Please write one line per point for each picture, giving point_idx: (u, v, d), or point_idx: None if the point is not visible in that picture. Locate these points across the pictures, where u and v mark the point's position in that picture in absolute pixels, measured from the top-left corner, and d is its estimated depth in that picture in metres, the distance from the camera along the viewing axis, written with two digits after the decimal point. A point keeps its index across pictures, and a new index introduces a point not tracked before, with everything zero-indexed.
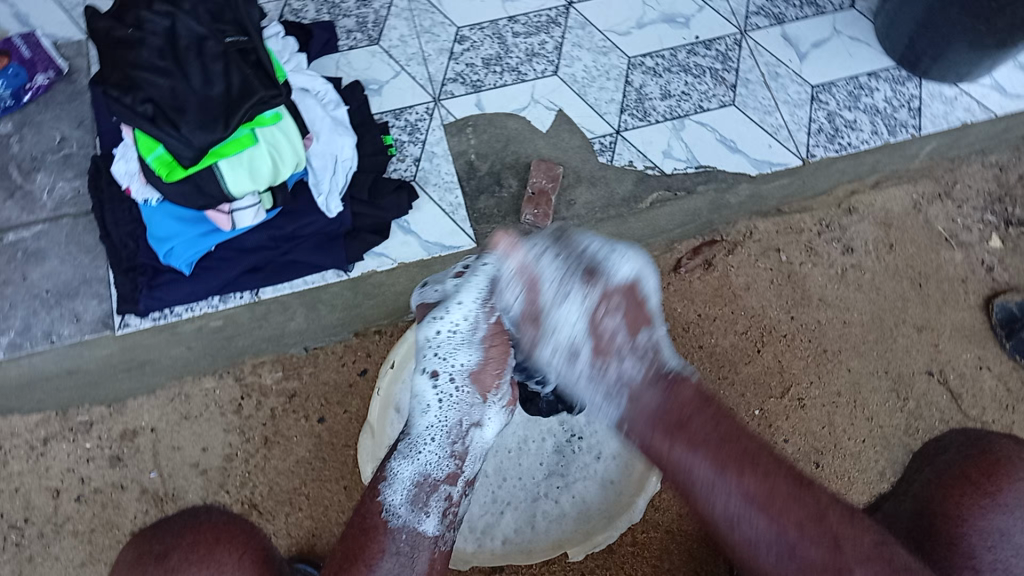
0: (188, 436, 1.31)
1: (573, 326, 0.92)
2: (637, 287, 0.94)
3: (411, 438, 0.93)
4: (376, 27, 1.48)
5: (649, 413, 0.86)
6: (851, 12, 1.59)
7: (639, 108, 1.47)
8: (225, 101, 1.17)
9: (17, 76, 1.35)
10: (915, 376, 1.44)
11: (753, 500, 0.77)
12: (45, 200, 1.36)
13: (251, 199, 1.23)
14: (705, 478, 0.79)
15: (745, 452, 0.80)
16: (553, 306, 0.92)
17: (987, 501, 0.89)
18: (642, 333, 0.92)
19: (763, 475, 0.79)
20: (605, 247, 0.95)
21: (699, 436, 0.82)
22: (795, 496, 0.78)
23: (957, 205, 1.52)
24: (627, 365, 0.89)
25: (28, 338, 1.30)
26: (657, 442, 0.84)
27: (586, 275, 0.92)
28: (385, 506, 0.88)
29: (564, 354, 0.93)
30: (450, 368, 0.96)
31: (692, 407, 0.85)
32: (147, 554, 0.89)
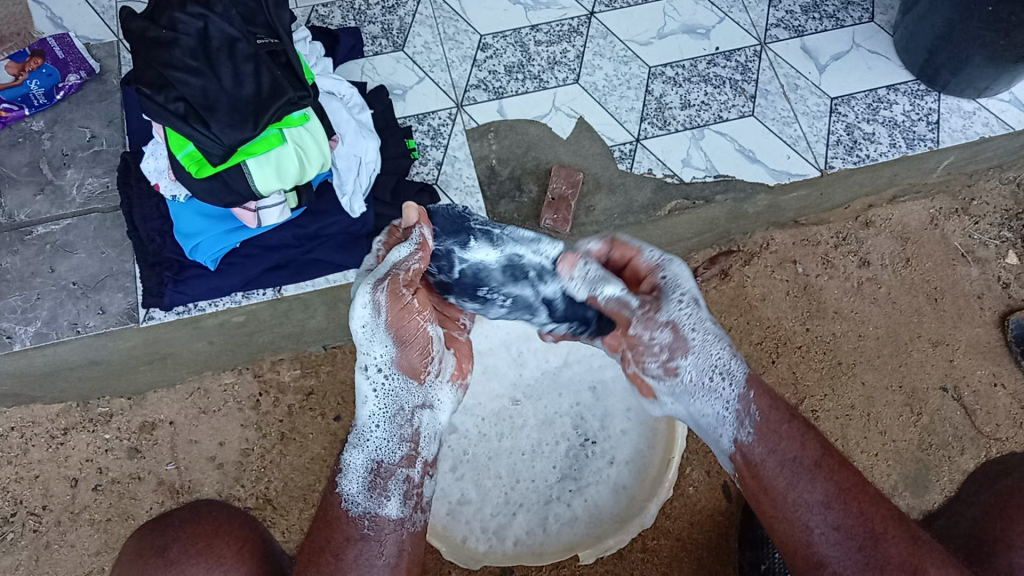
0: (205, 431, 1.34)
1: (688, 280, 0.92)
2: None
3: (358, 429, 0.88)
4: (401, 33, 1.50)
5: (768, 404, 0.84)
6: (870, 26, 1.57)
7: (659, 117, 1.49)
8: (255, 100, 1.19)
9: (50, 76, 1.39)
10: (929, 392, 1.45)
11: (841, 495, 0.77)
12: (74, 195, 1.38)
13: (277, 199, 1.28)
14: (802, 465, 0.79)
15: (836, 453, 0.81)
16: (667, 264, 0.93)
17: None
18: None
19: (851, 474, 0.80)
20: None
21: (806, 435, 0.81)
22: (879, 501, 0.78)
23: (974, 221, 1.52)
24: None
25: (54, 328, 1.33)
26: (763, 433, 0.82)
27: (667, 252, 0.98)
28: (344, 496, 0.85)
29: (690, 303, 0.89)
30: (373, 360, 0.89)
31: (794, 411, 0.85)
32: (147, 545, 0.89)
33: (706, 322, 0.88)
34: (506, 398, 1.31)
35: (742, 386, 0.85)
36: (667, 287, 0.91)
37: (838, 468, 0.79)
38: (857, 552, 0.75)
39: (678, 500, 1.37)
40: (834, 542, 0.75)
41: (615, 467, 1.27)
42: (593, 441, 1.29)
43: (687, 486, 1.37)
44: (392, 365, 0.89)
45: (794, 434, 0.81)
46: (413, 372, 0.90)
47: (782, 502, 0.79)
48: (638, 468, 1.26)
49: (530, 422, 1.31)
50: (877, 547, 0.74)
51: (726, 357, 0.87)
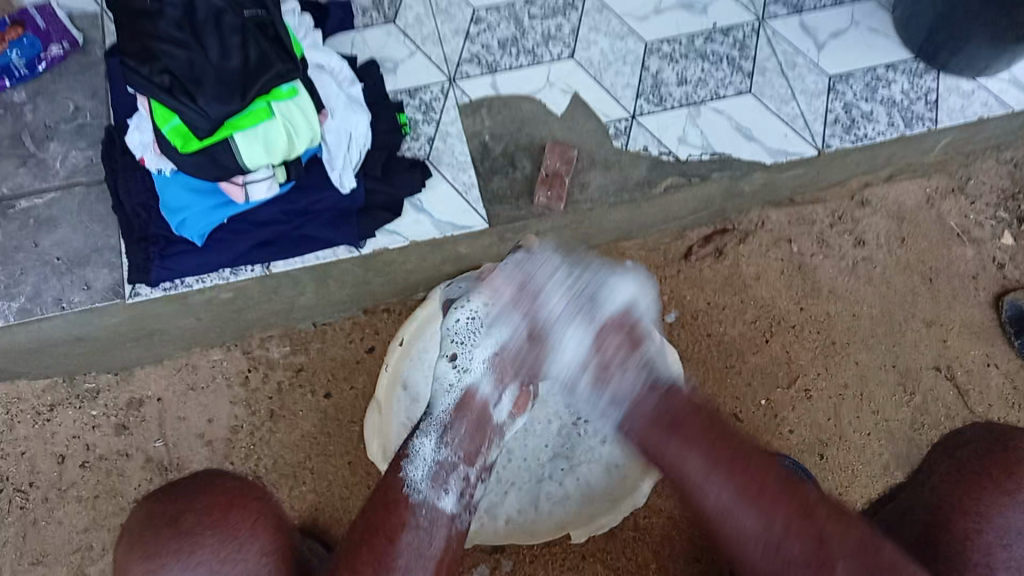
0: (194, 408, 1.36)
1: (571, 355, 1.01)
2: (631, 314, 1.02)
3: (433, 419, 0.98)
4: (392, 5, 1.46)
5: (668, 403, 0.96)
6: (869, 4, 1.53)
7: (655, 94, 1.46)
8: (243, 72, 1.17)
9: (32, 46, 1.35)
10: (922, 372, 1.45)
11: (739, 496, 0.87)
12: (58, 168, 1.34)
13: (265, 172, 1.24)
14: (697, 475, 0.90)
15: (734, 458, 0.90)
16: (554, 331, 1.01)
17: (1006, 499, 0.88)
18: (638, 351, 1.01)
19: (751, 474, 0.89)
20: (598, 278, 1.03)
21: (698, 443, 0.91)
22: (781, 492, 0.87)
23: (970, 201, 1.52)
24: (627, 379, 0.99)
25: (38, 304, 1.28)
26: (659, 441, 0.94)
27: (589, 305, 1.01)
28: (407, 481, 0.93)
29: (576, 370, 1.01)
30: (468, 353, 1.01)
31: (692, 413, 0.95)
32: (160, 515, 0.86)
33: (575, 388, 1.02)
34: None
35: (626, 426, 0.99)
36: (539, 350, 1.02)
37: (735, 474, 0.88)
38: (762, 550, 0.85)
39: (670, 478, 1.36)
40: (735, 532, 0.87)
41: (608, 446, 1.25)
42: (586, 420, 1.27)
43: None
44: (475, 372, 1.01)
45: (675, 435, 0.93)
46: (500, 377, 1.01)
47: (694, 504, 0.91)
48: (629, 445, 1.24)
49: None
50: (781, 548, 0.84)
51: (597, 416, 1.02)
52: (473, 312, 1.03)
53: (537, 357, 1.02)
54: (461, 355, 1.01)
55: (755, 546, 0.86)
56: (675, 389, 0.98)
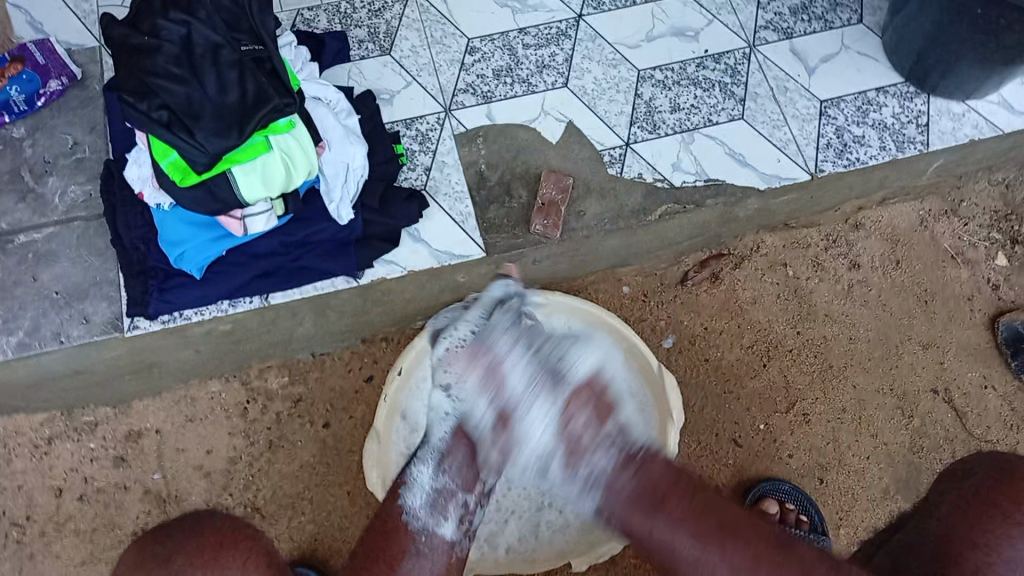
0: (193, 438, 1.35)
1: (544, 429, 0.84)
2: (597, 383, 0.88)
3: (430, 447, 0.97)
4: (387, 37, 1.49)
5: (649, 473, 0.80)
6: (858, 28, 1.57)
7: (648, 121, 1.47)
8: (240, 108, 1.18)
9: (31, 81, 1.36)
10: (920, 394, 1.45)
11: (740, 572, 0.73)
12: (57, 203, 1.35)
13: (263, 205, 1.25)
14: (689, 553, 0.75)
15: (724, 524, 0.76)
16: (517, 387, 0.87)
17: (1017, 529, 0.85)
18: (607, 423, 0.84)
19: (742, 543, 0.75)
20: (556, 346, 0.91)
21: (685, 518, 0.75)
22: (777, 559, 0.75)
23: (963, 223, 1.53)
24: (598, 457, 0.80)
25: (37, 338, 1.28)
26: (639, 521, 0.77)
27: (551, 381, 0.86)
28: (406, 508, 0.94)
29: (544, 453, 0.83)
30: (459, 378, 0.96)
31: (670, 483, 0.78)
32: (151, 555, 0.85)
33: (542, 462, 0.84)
34: None
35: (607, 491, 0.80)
36: (506, 411, 0.87)
37: (734, 549, 0.74)
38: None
39: None
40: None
41: None
42: None
43: None
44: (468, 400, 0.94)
45: (653, 508, 0.77)
46: None
47: None
48: None
49: None
50: None
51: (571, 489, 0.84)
52: (461, 338, 1.01)
53: (505, 425, 0.87)
54: (451, 381, 0.97)
55: None
56: (650, 454, 0.82)
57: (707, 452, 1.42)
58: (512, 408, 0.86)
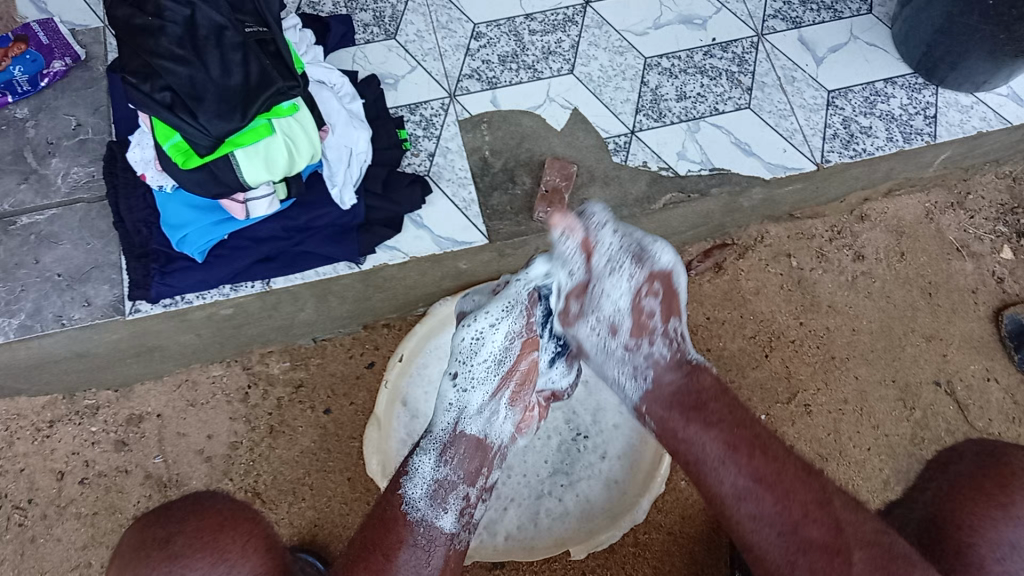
0: (194, 424, 1.35)
1: (616, 303, 0.99)
2: (673, 277, 1.00)
3: (434, 439, 0.97)
4: (393, 21, 1.48)
5: (693, 380, 0.95)
6: (868, 18, 1.56)
7: (654, 109, 1.47)
8: (243, 90, 1.17)
9: (35, 61, 1.36)
10: (922, 386, 1.45)
11: (758, 480, 0.84)
12: (60, 184, 1.35)
13: (265, 189, 1.25)
14: (715, 457, 0.87)
15: (756, 441, 0.88)
16: (601, 280, 1.00)
17: (999, 512, 0.89)
18: (671, 321, 1.00)
19: (769, 462, 0.86)
20: (644, 238, 1.01)
21: (712, 424, 0.89)
22: (799, 478, 0.86)
23: (969, 215, 1.53)
24: (658, 346, 0.98)
25: (38, 320, 1.27)
26: (675, 421, 0.92)
27: (635, 257, 1.00)
28: (406, 499, 0.91)
29: (604, 327, 1.00)
30: (469, 372, 1.00)
31: (712, 392, 0.93)
32: (151, 538, 0.85)
33: (608, 349, 1.00)
34: None
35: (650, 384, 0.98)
36: (586, 301, 1.01)
37: (755, 460, 0.86)
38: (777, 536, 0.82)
39: (670, 494, 1.37)
40: (752, 520, 0.84)
41: (608, 461, 1.26)
42: (586, 435, 1.29)
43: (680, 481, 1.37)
44: (474, 395, 0.99)
45: (691, 418, 0.91)
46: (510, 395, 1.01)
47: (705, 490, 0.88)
48: (629, 461, 1.25)
49: None
50: (800, 534, 0.81)
51: (624, 379, 1.00)
52: (480, 331, 1.01)
53: (581, 302, 1.02)
54: (461, 372, 1.00)
55: (769, 533, 0.83)
56: (700, 365, 0.97)
57: None
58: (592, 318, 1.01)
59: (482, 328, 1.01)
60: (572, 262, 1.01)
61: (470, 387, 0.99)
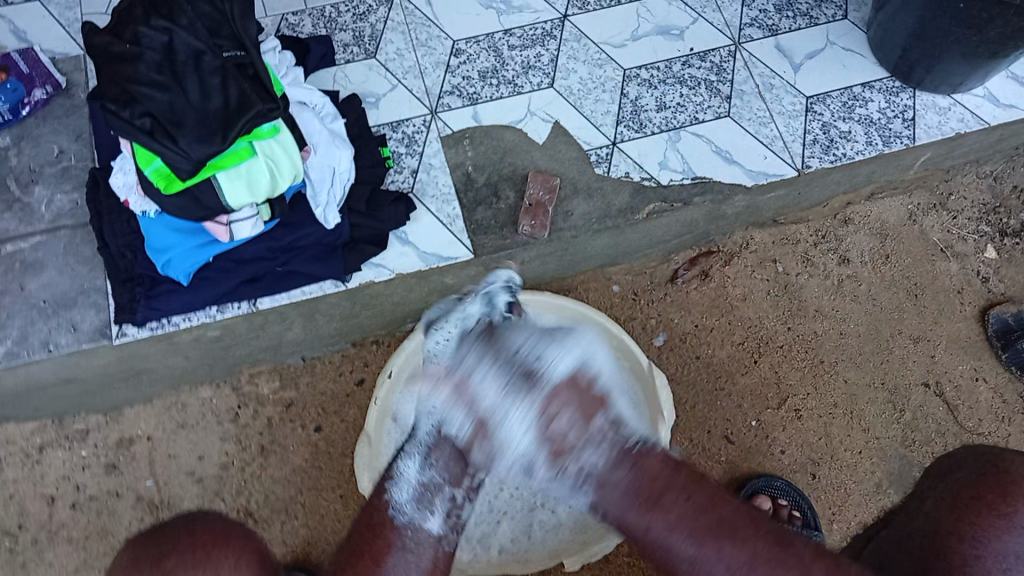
0: (183, 444, 1.35)
1: (519, 441, 0.79)
2: (581, 379, 0.82)
3: (418, 441, 0.97)
4: (373, 40, 1.49)
5: (637, 474, 0.73)
6: (844, 24, 1.57)
7: (635, 120, 1.47)
8: (223, 113, 1.17)
9: (15, 91, 1.36)
10: (911, 388, 1.45)
11: (740, 570, 0.68)
12: (43, 211, 1.35)
13: (250, 212, 1.24)
14: (686, 554, 0.69)
15: (724, 522, 0.70)
16: (504, 407, 0.81)
17: (1003, 522, 0.79)
18: (597, 418, 0.78)
19: (744, 543, 0.70)
20: (534, 348, 0.85)
21: (671, 509, 0.70)
22: (778, 559, 0.69)
23: (952, 216, 1.54)
24: (586, 454, 0.75)
25: (25, 347, 1.27)
26: (634, 523, 0.72)
27: (525, 377, 0.81)
28: (393, 501, 0.93)
29: (522, 463, 0.80)
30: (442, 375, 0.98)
31: (665, 480, 0.73)
32: (145, 554, 0.83)
33: (528, 467, 0.80)
34: None
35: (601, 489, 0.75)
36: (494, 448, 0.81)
37: (731, 544, 0.69)
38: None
39: None
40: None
41: None
42: None
43: None
44: (452, 398, 0.95)
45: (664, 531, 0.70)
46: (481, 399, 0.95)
47: None
48: None
49: None
50: None
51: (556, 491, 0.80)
52: (451, 331, 1.01)
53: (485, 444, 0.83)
54: (442, 379, 0.98)
55: None
56: (646, 448, 0.77)
57: (700, 449, 1.42)
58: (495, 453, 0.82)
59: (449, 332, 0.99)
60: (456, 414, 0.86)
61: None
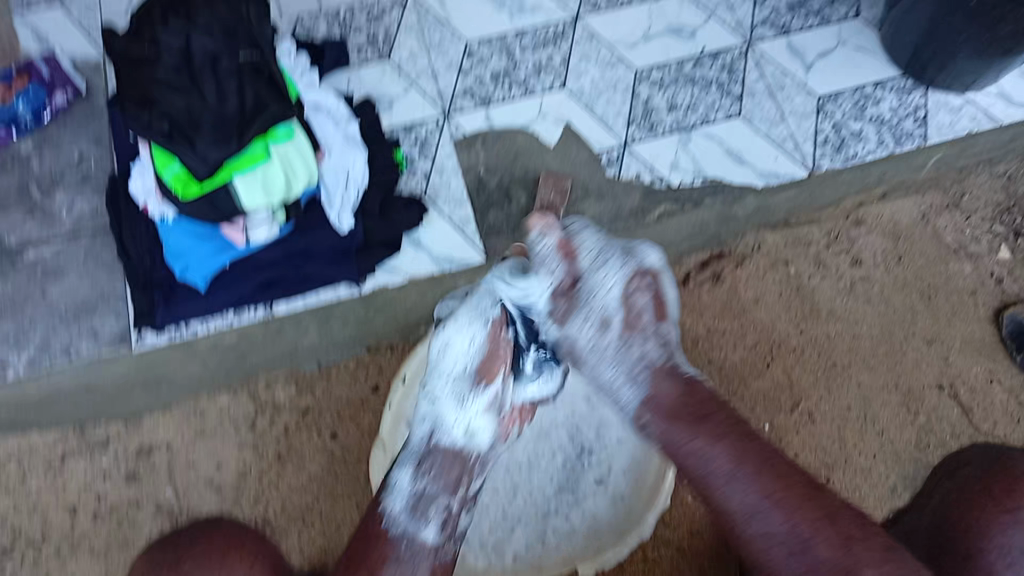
0: (204, 452, 1.34)
1: (607, 295, 0.98)
2: (662, 280, 1.02)
3: (412, 450, 1.00)
4: (386, 42, 1.49)
5: (689, 409, 0.92)
6: (856, 22, 1.56)
7: (646, 121, 1.48)
8: (240, 117, 1.18)
9: (37, 96, 1.38)
10: (925, 390, 1.45)
11: (768, 495, 0.83)
12: (64, 216, 1.36)
13: (265, 216, 1.27)
14: (721, 470, 0.86)
15: (778, 474, 0.85)
16: (590, 273, 0.99)
17: (1006, 517, 0.94)
18: (664, 324, 1.00)
19: (778, 474, 0.85)
20: (628, 243, 1.04)
21: (729, 436, 0.88)
22: (811, 495, 0.84)
23: (966, 216, 1.53)
24: (650, 346, 0.98)
25: (47, 353, 1.31)
26: (676, 437, 0.91)
27: (625, 253, 1.01)
28: (385, 514, 0.95)
29: (596, 322, 0.98)
30: (442, 373, 1.01)
31: (711, 406, 0.93)
32: (158, 561, 0.88)
33: (599, 348, 0.98)
34: None
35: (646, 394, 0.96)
36: (579, 297, 0.99)
37: (758, 470, 0.85)
38: (789, 557, 0.81)
39: (676, 508, 1.37)
40: (766, 547, 0.82)
41: (613, 477, 1.26)
42: (590, 451, 1.28)
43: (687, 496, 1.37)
44: (445, 404, 1.00)
45: (721, 469, 0.86)
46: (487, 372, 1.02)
47: (714, 504, 0.87)
48: (635, 476, 1.24)
49: (525, 434, 1.29)
50: (808, 553, 0.80)
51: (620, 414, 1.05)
52: (446, 341, 1.01)
53: (571, 302, 0.99)
54: (433, 381, 1.02)
55: (779, 551, 0.81)
56: (693, 381, 0.96)
57: None
58: (590, 260, 1.00)
59: (450, 337, 1.01)
60: (553, 263, 1.01)
61: (442, 397, 1.00)
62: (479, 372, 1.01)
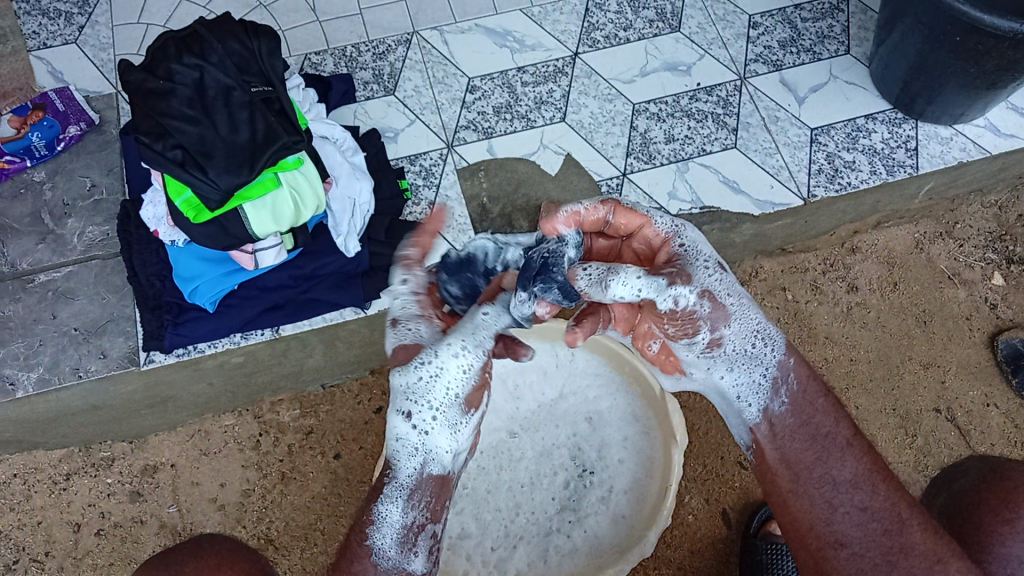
0: (207, 472, 1.39)
1: (702, 249, 0.99)
2: None
3: (395, 480, 0.89)
4: (391, 78, 1.55)
5: (807, 376, 0.90)
6: (846, 58, 1.62)
7: (644, 152, 1.52)
8: (251, 146, 1.23)
9: (52, 127, 1.44)
10: (923, 414, 1.47)
11: (866, 473, 0.82)
12: (75, 242, 1.40)
13: (273, 240, 1.31)
14: (841, 436, 0.84)
15: (883, 464, 0.84)
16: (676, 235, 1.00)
17: (1006, 529, 0.86)
18: None
19: (882, 468, 0.84)
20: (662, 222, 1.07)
21: (840, 415, 0.86)
22: (907, 497, 0.82)
23: (959, 244, 1.57)
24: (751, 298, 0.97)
25: (56, 374, 1.31)
26: (796, 412, 0.88)
27: None
28: (374, 548, 0.86)
29: (715, 267, 0.96)
30: (429, 405, 0.89)
31: (826, 398, 0.89)
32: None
33: (734, 287, 0.95)
34: (504, 431, 1.32)
35: (782, 352, 0.92)
36: (684, 259, 0.97)
37: (863, 456, 0.83)
38: (884, 536, 0.79)
39: (676, 529, 1.39)
40: (857, 523, 0.80)
41: (614, 497, 1.26)
42: (591, 471, 1.29)
43: (686, 514, 1.40)
44: (434, 437, 0.89)
45: (830, 441, 0.84)
46: (470, 400, 0.92)
47: (801, 476, 0.84)
48: (636, 496, 1.25)
49: (528, 454, 1.32)
50: (893, 534, 0.79)
51: (729, 380, 0.94)
52: (438, 369, 0.90)
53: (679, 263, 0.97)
54: (416, 412, 0.89)
55: (851, 522, 0.81)
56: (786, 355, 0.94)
57: (712, 475, 1.41)
58: (666, 231, 1.01)
59: (440, 367, 0.90)
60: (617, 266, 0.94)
61: (428, 428, 0.89)
62: (466, 401, 0.92)
